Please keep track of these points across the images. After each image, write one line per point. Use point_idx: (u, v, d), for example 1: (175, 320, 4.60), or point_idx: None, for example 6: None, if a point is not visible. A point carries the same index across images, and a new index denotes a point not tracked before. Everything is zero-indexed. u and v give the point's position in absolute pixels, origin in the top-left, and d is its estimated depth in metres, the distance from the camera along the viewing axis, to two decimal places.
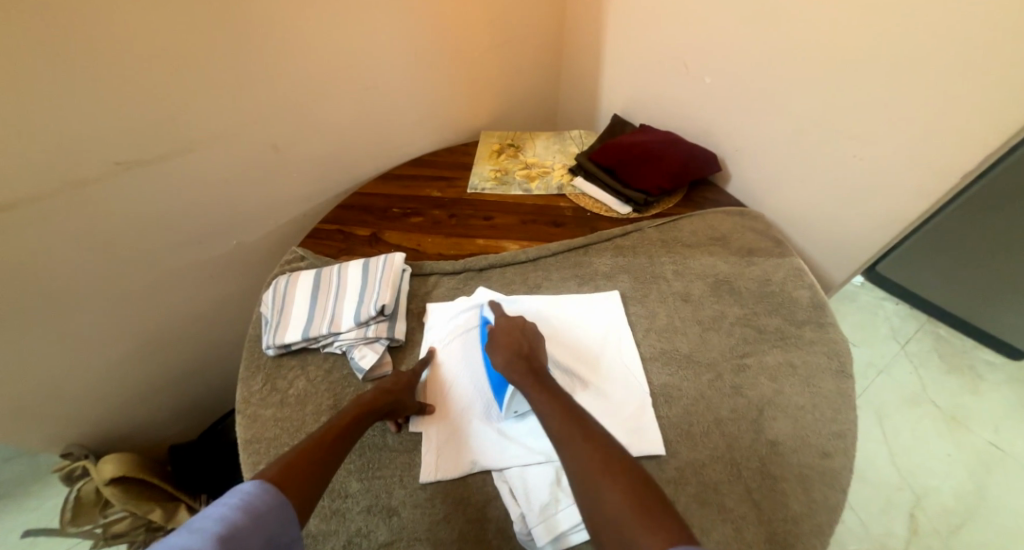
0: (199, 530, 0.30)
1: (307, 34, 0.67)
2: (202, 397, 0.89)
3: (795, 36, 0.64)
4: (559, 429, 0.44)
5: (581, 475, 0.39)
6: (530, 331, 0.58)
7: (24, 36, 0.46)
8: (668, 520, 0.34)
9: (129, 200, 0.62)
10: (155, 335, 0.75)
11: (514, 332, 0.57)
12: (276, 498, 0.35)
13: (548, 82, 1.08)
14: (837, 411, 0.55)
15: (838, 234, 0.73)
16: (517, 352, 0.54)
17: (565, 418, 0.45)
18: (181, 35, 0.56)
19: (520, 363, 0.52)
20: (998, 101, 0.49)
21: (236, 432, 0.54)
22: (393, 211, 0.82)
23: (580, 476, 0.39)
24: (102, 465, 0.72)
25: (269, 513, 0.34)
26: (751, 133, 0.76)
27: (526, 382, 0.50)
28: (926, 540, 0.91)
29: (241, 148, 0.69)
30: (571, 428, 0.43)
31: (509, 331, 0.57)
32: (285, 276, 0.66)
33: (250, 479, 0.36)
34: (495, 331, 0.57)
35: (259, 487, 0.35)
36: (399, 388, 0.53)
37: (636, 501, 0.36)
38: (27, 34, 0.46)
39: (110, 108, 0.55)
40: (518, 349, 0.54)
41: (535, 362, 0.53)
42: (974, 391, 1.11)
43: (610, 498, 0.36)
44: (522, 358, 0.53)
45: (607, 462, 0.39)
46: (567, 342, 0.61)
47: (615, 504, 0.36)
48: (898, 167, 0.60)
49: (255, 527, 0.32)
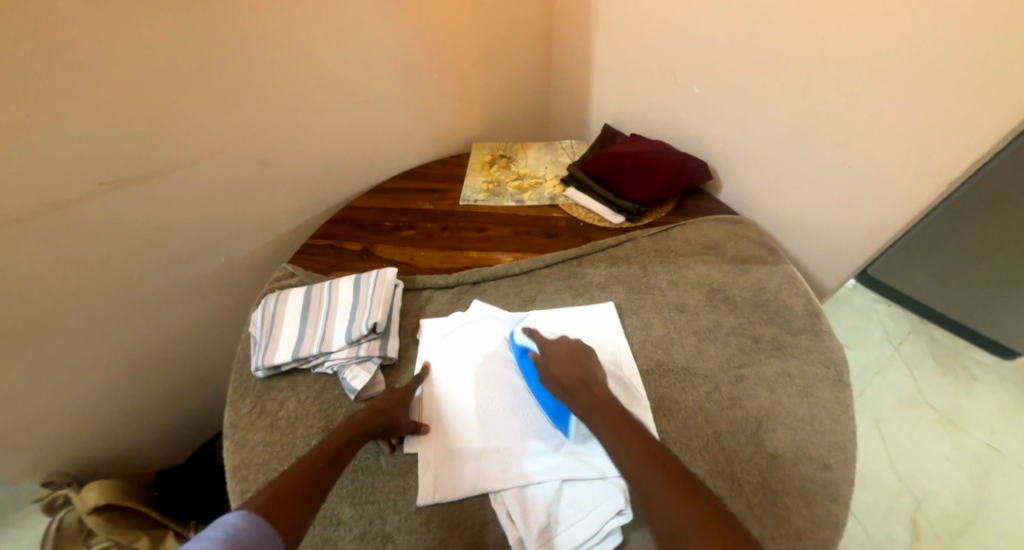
0: None
1: (295, 49, 0.66)
2: (192, 418, 0.87)
3: (781, 46, 0.65)
4: (635, 467, 0.42)
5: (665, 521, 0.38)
6: (586, 353, 0.57)
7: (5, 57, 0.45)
8: None
9: (113, 220, 0.61)
10: (141, 357, 0.73)
11: (568, 355, 0.56)
12: (260, 530, 0.34)
13: (539, 92, 1.09)
14: (835, 421, 0.55)
15: (830, 241, 0.73)
16: (578, 378, 0.53)
17: (641, 456, 0.43)
18: (165, 53, 0.56)
19: (582, 391, 0.51)
20: (983, 109, 0.50)
21: (224, 460, 0.52)
22: (384, 224, 0.81)
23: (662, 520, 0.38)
24: (84, 492, 0.69)
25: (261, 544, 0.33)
26: (740, 142, 0.77)
27: (588, 409, 0.49)
28: (927, 544, 0.91)
29: (228, 164, 0.68)
30: (646, 465, 0.42)
31: (565, 352, 0.57)
32: (274, 295, 0.65)
33: (233, 509, 0.34)
34: (551, 352, 0.56)
35: (243, 519, 0.34)
36: (393, 405, 0.52)
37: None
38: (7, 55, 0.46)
39: (92, 127, 0.54)
40: (575, 374, 0.54)
41: (594, 389, 0.52)
42: (968, 392, 1.12)
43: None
44: (584, 386, 0.52)
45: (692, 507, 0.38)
46: None
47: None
48: (888, 176, 0.61)
49: None
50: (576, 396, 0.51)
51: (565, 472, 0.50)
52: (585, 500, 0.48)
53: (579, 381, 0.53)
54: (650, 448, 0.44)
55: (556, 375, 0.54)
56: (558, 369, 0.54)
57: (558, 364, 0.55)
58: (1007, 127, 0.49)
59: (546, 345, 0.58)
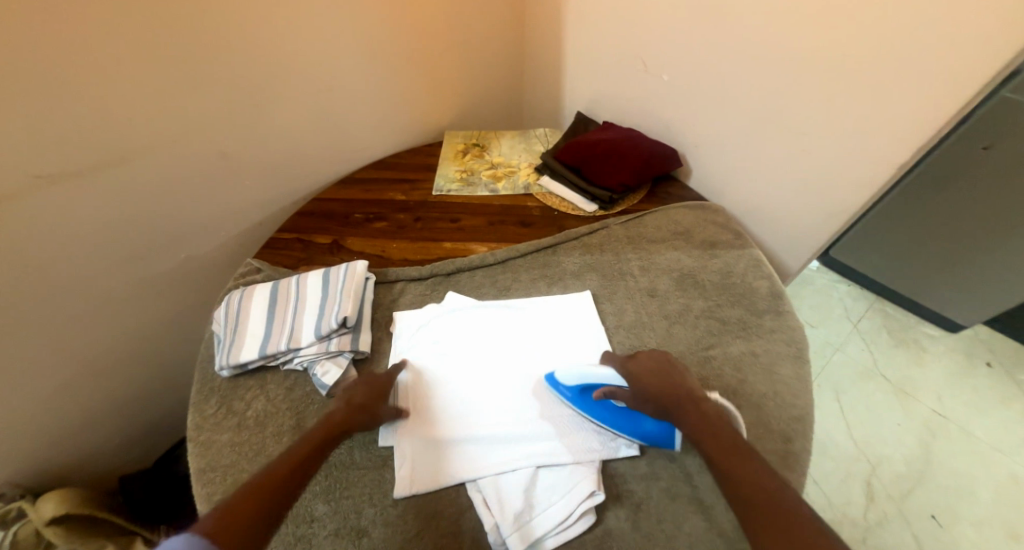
0: None
1: (250, 35, 0.63)
2: (155, 418, 0.84)
3: (745, 33, 0.65)
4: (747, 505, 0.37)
5: None
6: (678, 372, 0.52)
7: None
8: None
9: (57, 216, 0.57)
10: (95, 359, 0.70)
11: (663, 374, 0.51)
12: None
13: (510, 79, 1.07)
14: (796, 396, 0.57)
15: (792, 223, 0.75)
16: (676, 400, 0.48)
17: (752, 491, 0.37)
18: (104, 37, 0.52)
19: (688, 414, 0.47)
20: (933, 96, 0.52)
21: (189, 463, 0.51)
22: (354, 216, 0.79)
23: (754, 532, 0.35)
24: (41, 504, 0.65)
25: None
26: (708, 128, 0.78)
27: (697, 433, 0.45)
28: (882, 507, 0.96)
29: (184, 155, 0.65)
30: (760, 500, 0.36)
31: (657, 370, 0.52)
32: (239, 291, 0.62)
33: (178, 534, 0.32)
34: (643, 370, 0.52)
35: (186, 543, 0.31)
36: (371, 398, 0.51)
37: None
38: None
39: (26, 116, 0.50)
40: (673, 395, 0.49)
41: (699, 411, 0.47)
42: (919, 363, 1.18)
43: None
44: (689, 409, 0.47)
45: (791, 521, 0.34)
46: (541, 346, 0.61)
47: None
48: (843, 161, 0.63)
49: None
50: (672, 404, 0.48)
51: (540, 458, 0.50)
52: (561, 483, 0.48)
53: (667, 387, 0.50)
54: (749, 460, 0.40)
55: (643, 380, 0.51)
56: (648, 373, 0.51)
57: (654, 382, 0.50)
58: (953, 113, 0.51)
59: (631, 363, 0.53)
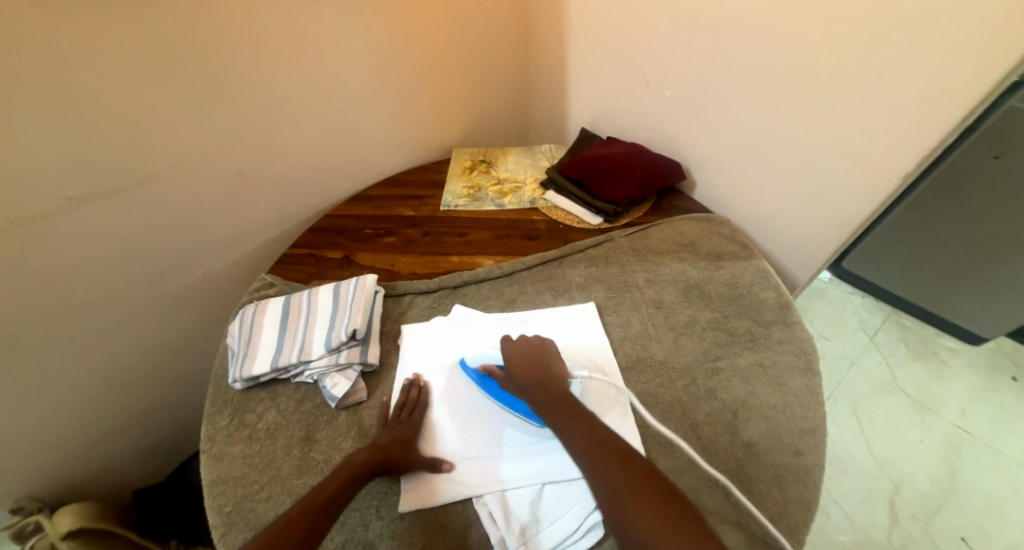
0: None
1: (267, 60, 0.67)
2: (169, 434, 0.85)
3: (745, 47, 0.67)
4: (585, 454, 0.45)
5: (612, 500, 0.41)
6: (541, 354, 0.57)
7: None
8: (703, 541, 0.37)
9: (83, 234, 0.60)
10: (115, 374, 0.72)
11: (524, 356, 0.57)
12: None
13: (516, 97, 1.10)
14: (807, 408, 0.56)
15: (800, 236, 0.75)
16: (535, 378, 0.54)
17: (592, 444, 0.45)
18: (132, 66, 0.55)
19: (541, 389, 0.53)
20: (932, 107, 0.53)
21: (202, 474, 0.52)
22: (364, 231, 0.81)
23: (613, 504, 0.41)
24: (57, 518, 0.66)
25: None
26: (711, 141, 0.79)
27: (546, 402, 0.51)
28: (906, 526, 0.93)
29: (202, 176, 0.68)
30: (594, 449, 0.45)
31: (521, 355, 0.57)
32: (252, 305, 0.64)
33: None
34: (512, 355, 0.57)
35: None
36: (394, 442, 0.50)
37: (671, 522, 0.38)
38: None
39: (58, 142, 0.53)
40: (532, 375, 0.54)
41: (551, 384, 0.53)
42: (939, 377, 1.16)
43: (643, 520, 0.38)
44: (544, 384, 0.53)
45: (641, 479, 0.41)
46: None
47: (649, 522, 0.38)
48: (848, 172, 0.64)
49: None
50: (530, 388, 0.53)
51: (546, 475, 0.50)
52: (568, 498, 0.48)
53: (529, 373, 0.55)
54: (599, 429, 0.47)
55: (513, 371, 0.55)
56: (515, 369, 0.55)
57: (518, 363, 0.56)
58: (953, 122, 0.52)
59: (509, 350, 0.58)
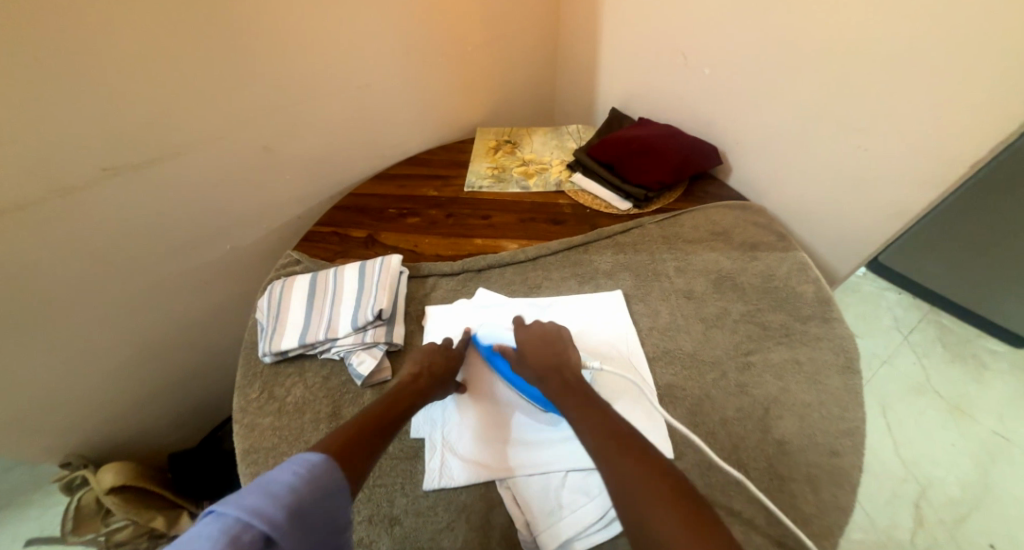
0: (272, 502, 0.28)
1: (295, 32, 0.65)
2: (201, 401, 0.89)
3: (793, 22, 0.62)
4: (597, 445, 0.44)
5: (623, 491, 0.39)
6: (558, 338, 0.57)
7: (18, 44, 0.46)
8: (715, 533, 0.35)
9: (117, 205, 0.61)
10: (150, 342, 0.74)
11: (541, 340, 0.56)
12: (334, 478, 0.33)
13: (545, 75, 1.06)
14: (844, 408, 0.54)
15: (841, 228, 0.72)
16: (550, 365, 0.53)
17: (604, 435, 0.44)
18: (161, 38, 0.55)
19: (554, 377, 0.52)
20: (1005, 89, 0.48)
21: (234, 443, 0.53)
22: (389, 211, 0.81)
23: (623, 495, 0.39)
24: (101, 474, 0.71)
25: (319, 496, 0.31)
26: (752, 124, 0.75)
27: (558, 392, 0.51)
28: (931, 530, 0.91)
29: (230, 150, 0.68)
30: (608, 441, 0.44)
31: (536, 338, 0.56)
32: (280, 281, 0.65)
33: (315, 449, 0.34)
34: (526, 340, 0.56)
35: (323, 463, 0.33)
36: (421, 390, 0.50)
37: (682, 513, 0.36)
38: (20, 42, 0.46)
39: (91, 114, 0.54)
40: (547, 360, 0.54)
41: (565, 374, 0.52)
42: (978, 380, 1.11)
43: (653, 510, 0.37)
44: (557, 373, 0.52)
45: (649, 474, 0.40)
46: None
47: (660, 515, 0.37)
48: (901, 160, 0.60)
49: (317, 510, 0.31)
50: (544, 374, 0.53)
51: (570, 462, 0.50)
52: (592, 487, 0.48)
53: (544, 358, 0.54)
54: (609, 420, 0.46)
55: (526, 357, 0.55)
56: (532, 354, 0.55)
57: (535, 348, 0.55)
58: None
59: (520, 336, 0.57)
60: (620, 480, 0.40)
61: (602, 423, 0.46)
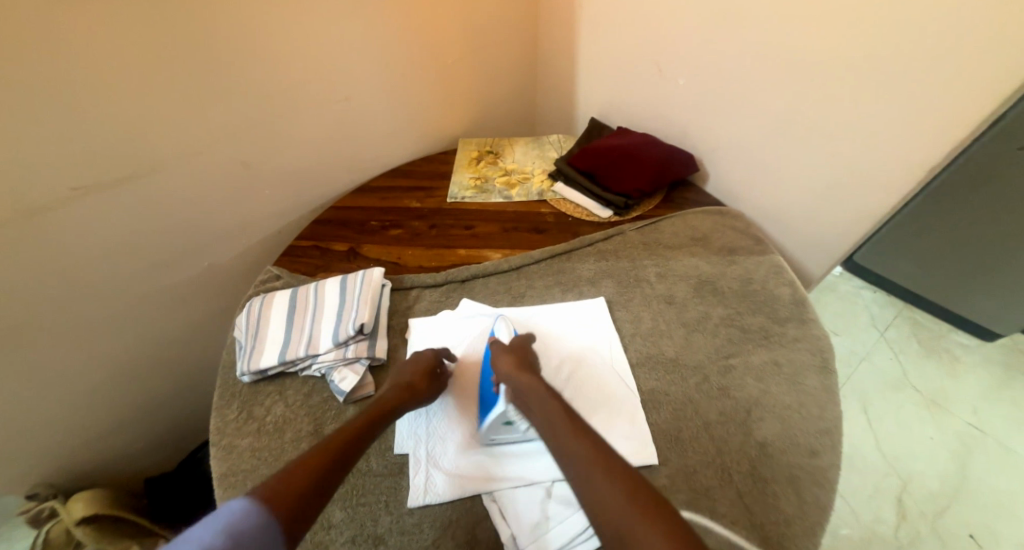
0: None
1: (272, 47, 0.65)
2: (178, 423, 0.86)
3: (763, 32, 0.64)
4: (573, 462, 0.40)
5: (602, 514, 0.36)
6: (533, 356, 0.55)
7: None
8: None
9: (88, 225, 0.59)
10: (123, 364, 0.72)
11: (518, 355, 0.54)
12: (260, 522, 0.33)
13: (525, 85, 1.08)
14: (823, 408, 0.55)
15: (814, 231, 0.74)
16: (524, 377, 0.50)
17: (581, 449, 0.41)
18: (133, 54, 0.54)
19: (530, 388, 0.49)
20: (962, 97, 0.50)
21: (211, 466, 0.52)
22: (371, 223, 0.80)
23: (603, 518, 0.36)
24: (70, 504, 0.68)
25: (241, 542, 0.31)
26: (727, 131, 0.76)
27: (534, 405, 0.47)
28: (914, 524, 0.92)
29: (206, 166, 0.67)
30: (585, 456, 0.40)
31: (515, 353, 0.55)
32: (259, 298, 0.64)
33: (240, 496, 0.34)
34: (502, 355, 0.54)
35: (245, 508, 0.33)
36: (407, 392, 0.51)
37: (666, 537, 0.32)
38: None
39: (59, 131, 0.52)
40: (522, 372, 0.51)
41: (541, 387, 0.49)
42: (952, 375, 1.14)
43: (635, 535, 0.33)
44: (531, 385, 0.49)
45: (631, 493, 0.36)
46: (550, 362, 0.60)
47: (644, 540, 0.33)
48: (869, 165, 0.62)
49: None
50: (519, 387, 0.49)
51: (555, 473, 0.50)
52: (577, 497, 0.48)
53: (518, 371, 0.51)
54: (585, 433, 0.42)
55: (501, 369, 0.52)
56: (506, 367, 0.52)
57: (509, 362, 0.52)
58: (989, 113, 0.49)
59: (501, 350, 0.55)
60: (598, 502, 0.37)
61: (578, 437, 0.42)
